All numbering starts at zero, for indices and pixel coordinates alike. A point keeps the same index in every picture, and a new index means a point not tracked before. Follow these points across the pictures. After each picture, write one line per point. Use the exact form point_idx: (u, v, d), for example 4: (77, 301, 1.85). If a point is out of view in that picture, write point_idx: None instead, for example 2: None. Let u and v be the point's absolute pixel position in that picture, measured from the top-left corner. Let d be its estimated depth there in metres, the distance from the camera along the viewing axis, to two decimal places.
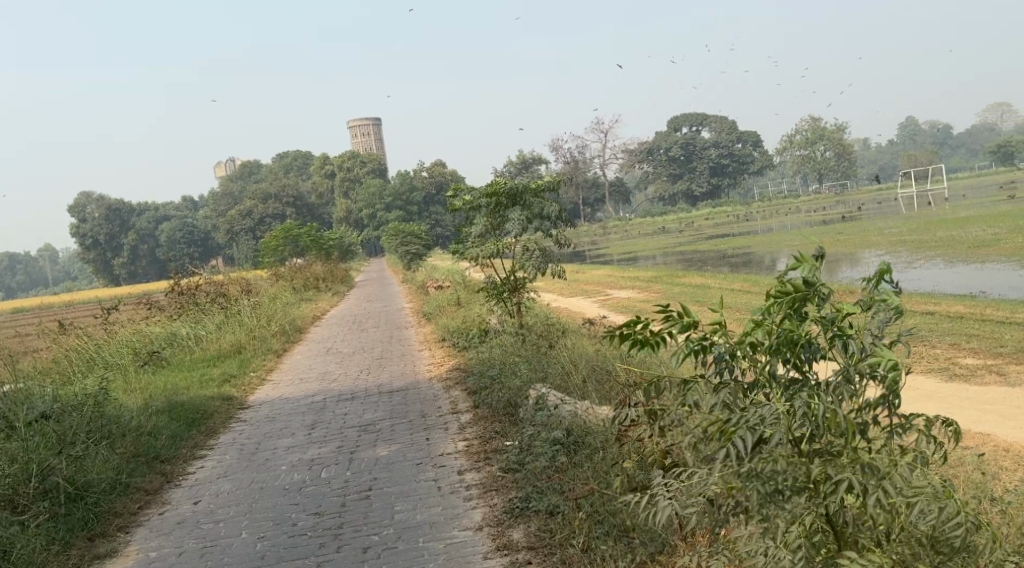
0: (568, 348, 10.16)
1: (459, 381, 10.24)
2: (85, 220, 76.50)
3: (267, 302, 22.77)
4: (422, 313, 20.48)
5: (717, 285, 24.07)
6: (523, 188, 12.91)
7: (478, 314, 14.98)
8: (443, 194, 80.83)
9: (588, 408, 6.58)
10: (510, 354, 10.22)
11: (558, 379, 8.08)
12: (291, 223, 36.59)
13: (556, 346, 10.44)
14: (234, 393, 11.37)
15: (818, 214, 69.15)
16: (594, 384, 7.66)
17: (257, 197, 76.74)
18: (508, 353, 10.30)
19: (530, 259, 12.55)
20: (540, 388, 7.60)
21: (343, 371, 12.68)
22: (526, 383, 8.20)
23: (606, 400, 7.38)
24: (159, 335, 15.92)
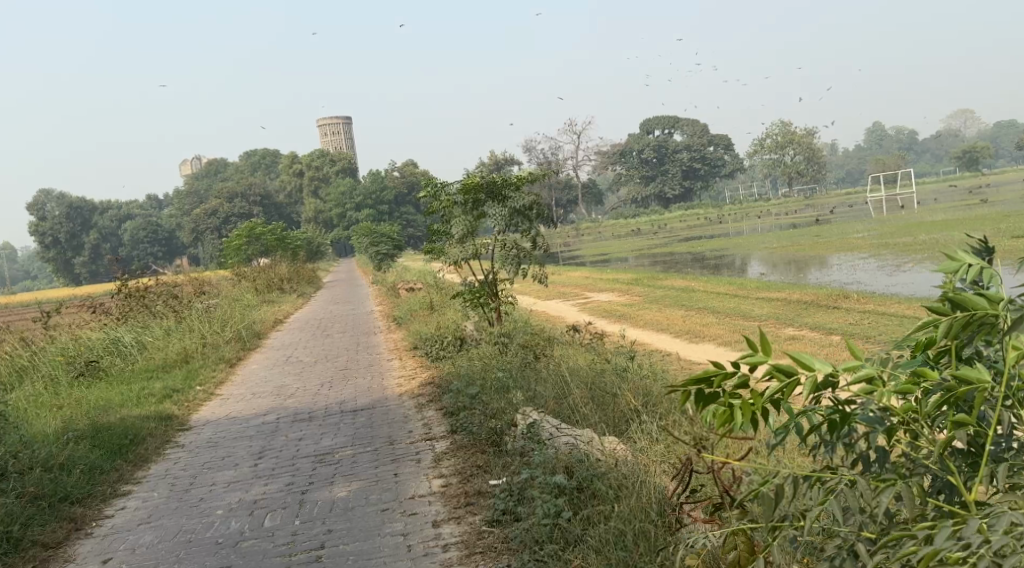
0: (556, 361, 8.97)
1: (433, 399, 9.00)
2: (46, 218, 74.15)
3: (225, 305, 21.36)
4: (391, 317, 19.18)
5: (699, 288, 23.04)
6: (504, 182, 11.60)
7: (452, 320, 13.73)
8: (414, 195, 79.50)
9: (595, 442, 5.32)
10: (491, 368, 9.00)
11: (551, 400, 6.84)
12: (255, 223, 35.07)
13: (542, 360, 9.23)
14: (174, 411, 10.01)
15: (789, 217, 68.88)
16: (595, 407, 6.44)
17: (223, 197, 74.84)
18: (489, 366, 9.07)
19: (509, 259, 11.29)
20: (530, 413, 6.34)
21: (301, 384, 11.37)
22: (512, 405, 6.95)
23: (612, 429, 6.15)
24: (100, 343, 14.50)
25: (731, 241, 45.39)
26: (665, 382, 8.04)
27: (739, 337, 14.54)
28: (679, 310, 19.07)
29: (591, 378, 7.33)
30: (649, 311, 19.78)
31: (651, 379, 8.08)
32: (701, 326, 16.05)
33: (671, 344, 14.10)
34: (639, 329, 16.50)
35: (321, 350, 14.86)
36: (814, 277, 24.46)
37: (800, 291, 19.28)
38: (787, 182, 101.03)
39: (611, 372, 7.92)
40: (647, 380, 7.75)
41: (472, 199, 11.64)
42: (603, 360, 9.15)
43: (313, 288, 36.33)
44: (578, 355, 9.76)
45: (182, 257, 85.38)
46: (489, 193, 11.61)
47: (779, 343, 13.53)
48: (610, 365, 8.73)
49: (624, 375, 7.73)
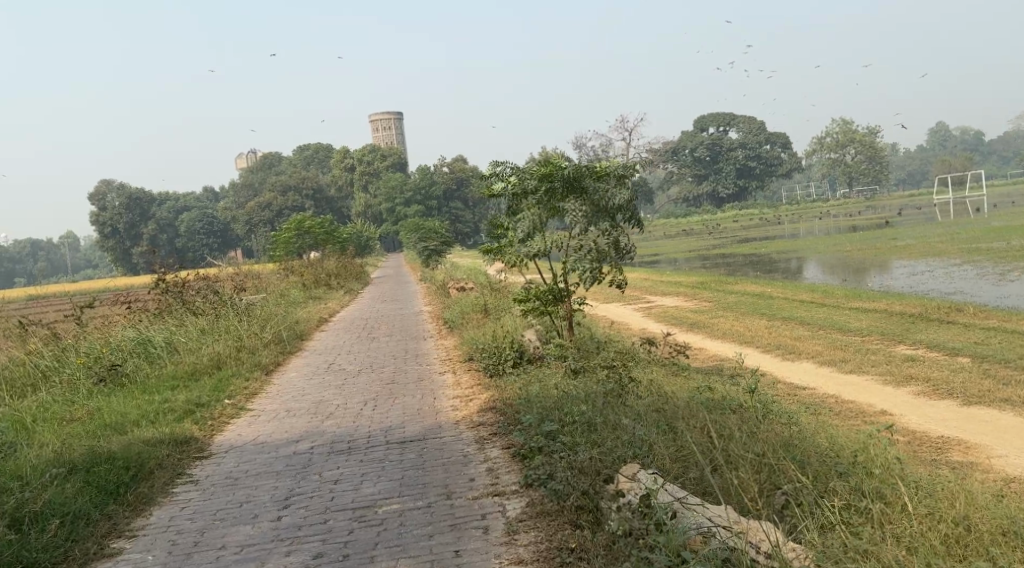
0: (650, 394, 7.31)
1: (497, 433, 7.39)
2: (106, 209, 74.82)
3: (268, 303, 20.03)
4: (443, 319, 17.70)
5: (776, 295, 21.12)
6: (585, 169, 9.69)
7: (513, 327, 12.11)
8: (465, 191, 78.13)
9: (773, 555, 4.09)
10: (570, 397, 7.36)
11: (667, 459, 5.29)
12: (304, 217, 33.76)
13: (631, 390, 7.54)
14: (193, 433, 8.54)
15: (852, 218, 66.01)
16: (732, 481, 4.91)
17: (276, 189, 74.37)
18: (567, 395, 7.43)
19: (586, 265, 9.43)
20: (643, 475, 4.84)
21: (342, 401, 9.87)
22: (612, 460, 5.39)
23: (768, 506, 4.83)
24: (129, 344, 13.19)
25: (796, 243, 43.10)
26: (793, 431, 6.31)
27: (840, 357, 12.71)
28: (760, 320, 17.23)
29: (710, 433, 5.69)
30: (726, 319, 17.96)
31: (774, 427, 6.36)
32: (792, 341, 14.26)
33: (764, 365, 12.32)
34: (720, 341, 14.72)
35: (366, 358, 13.38)
36: (900, 284, 22.36)
37: (896, 305, 17.29)
38: (848, 184, 97.53)
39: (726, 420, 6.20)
40: (774, 432, 6.04)
41: (546, 187, 9.73)
42: (706, 391, 7.44)
43: (361, 285, 35.04)
44: (671, 382, 8.07)
45: (235, 249, 85.24)
46: (566, 182, 9.71)
47: (893, 368, 11.68)
48: (717, 402, 7.01)
49: (744, 426, 6.01)
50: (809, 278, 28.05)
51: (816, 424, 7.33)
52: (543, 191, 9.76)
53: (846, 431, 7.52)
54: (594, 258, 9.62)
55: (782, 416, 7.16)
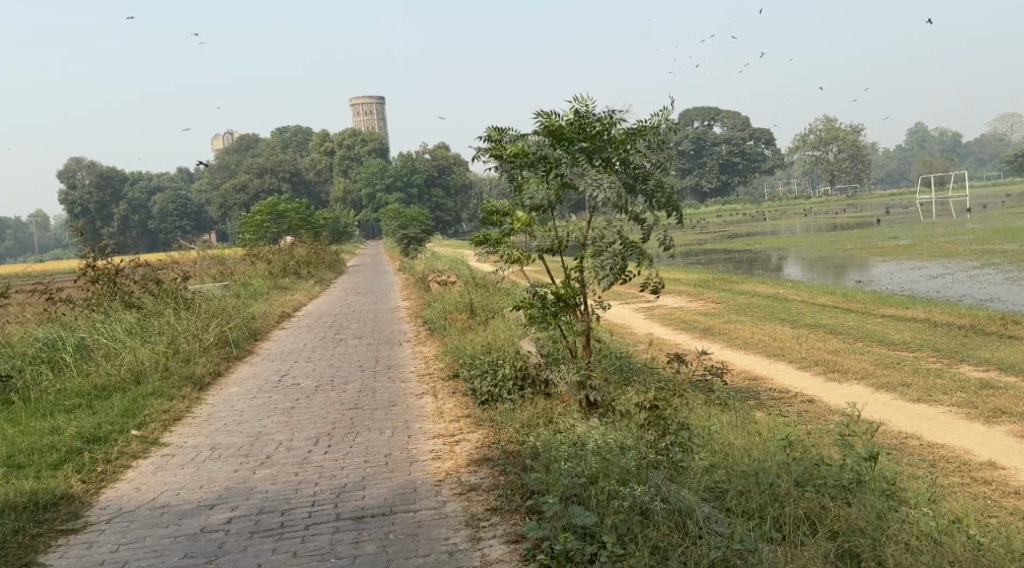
0: (719, 466, 5.10)
1: (493, 500, 5.24)
2: (76, 187, 71.68)
3: (222, 295, 17.60)
4: (420, 318, 15.42)
5: (791, 296, 18.95)
6: (610, 132, 7.23)
7: (511, 337, 9.77)
8: (444, 177, 75.67)
9: None
10: (593, 446, 5.23)
11: None
12: (274, 199, 31.20)
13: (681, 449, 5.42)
14: (70, 485, 6.22)
15: (839, 215, 64.31)
16: None
17: (251, 172, 71.56)
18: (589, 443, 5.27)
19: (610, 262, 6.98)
20: None
21: (285, 433, 7.61)
22: None
23: None
24: (33, 349, 10.78)
25: (787, 241, 41.05)
26: (945, 539, 4.38)
27: (898, 377, 10.56)
28: (782, 325, 15.03)
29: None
30: (742, 321, 15.74)
31: (918, 532, 4.42)
32: (832, 354, 12.10)
33: (811, 390, 10.09)
34: (749, 354, 12.48)
35: (327, 367, 11.02)
36: (923, 286, 20.34)
37: (936, 312, 15.19)
38: (831, 181, 95.87)
39: (847, 539, 4.37)
40: (925, 552, 4.19)
41: (561, 153, 7.21)
42: (786, 456, 5.32)
43: (334, 275, 32.52)
44: (737, 440, 5.89)
45: (209, 233, 82.41)
46: (585, 150, 7.21)
47: (970, 395, 9.56)
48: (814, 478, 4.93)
49: (884, 552, 4.20)
50: (804, 277, 25.96)
51: (953, 513, 5.13)
52: (557, 159, 7.22)
53: (987, 520, 5.33)
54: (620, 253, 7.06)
55: (906, 501, 5.05)
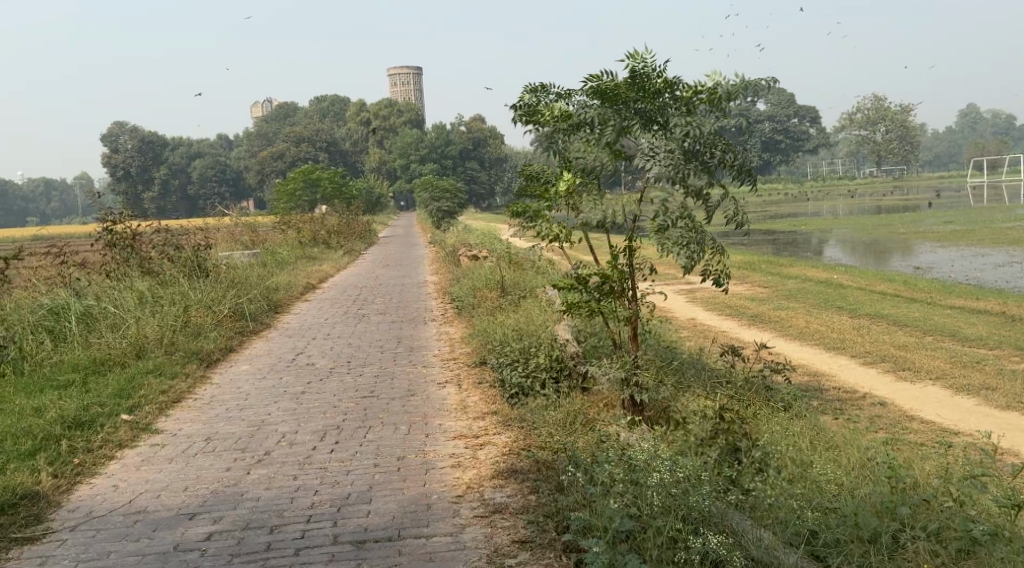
0: (806, 505, 4.21)
1: (522, 525, 4.37)
2: (117, 151, 71.59)
3: (245, 264, 16.80)
4: (450, 296, 14.52)
5: (844, 282, 17.73)
6: (667, 92, 6.17)
7: (547, 322, 8.81)
8: (481, 150, 74.57)
9: None
10: (646, 469, 4.31)
11: None
12: (308, 165, 30.34)
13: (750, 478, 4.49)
14: (36, 481, 5.38)
15: (885, 198, 62.15)
16: None
17: (288, 139, 71.00)
18: (640, 463, 4.34)
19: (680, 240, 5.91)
20: None
21: (289, 425, 6.75)
22: None
23: None
24: (34, 315, 10.01)
25: (833, 222, 39.42)
26: None
27: (979, 379, 9.45)
28: (839, 314, 13.88)
29: None
30: (794, 308, 14.62)
31: None
32: (900, 348, 10.99)
33: (881, 391, 9.01)
34: (806, 346, 11.39)
35: (346, 345, 10.15)
36: (987, 275, 19.02)
37: (1009, 305, 13.97)
38: (878, 162, 93.15)
39: None
40: None
41: (610, 114, 6.11)
42: (882, 488, 4.40)
43: (365, 246, 31.68)
44: (817, 461, 4.96)
45: (246, 199, 82.15)
46: (641, 113, 6.19)
47: None
48: (927, 525, 4.03)
49: None
50: (851, 261, 24.67)
51: None
52: (606, 121, 6.11)
53: None
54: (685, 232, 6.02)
55: None
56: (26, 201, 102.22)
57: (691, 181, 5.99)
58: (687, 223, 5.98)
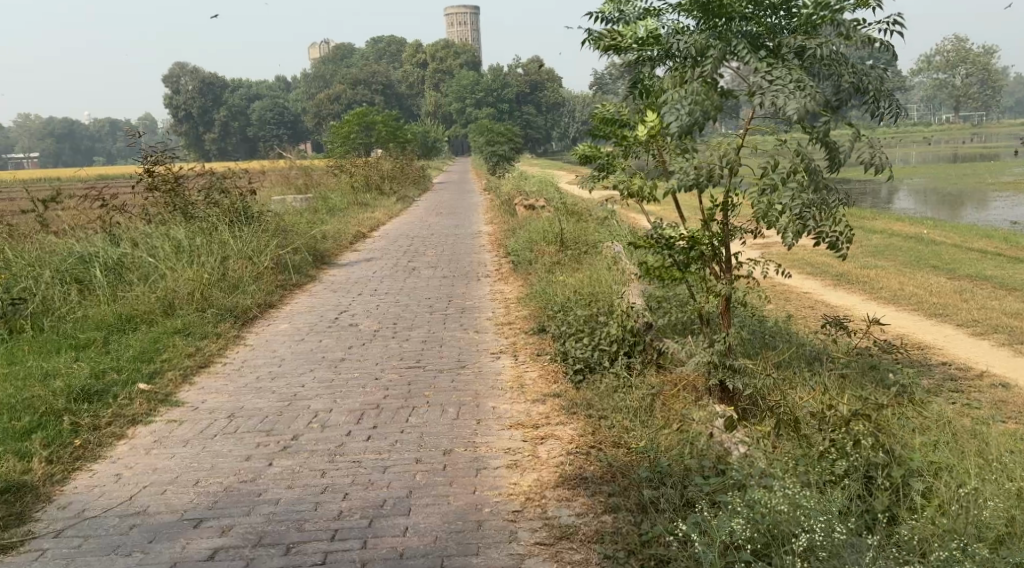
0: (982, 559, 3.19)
1: (596, 561, 3.51)
2: (179, 93, 71.76)
3: (293, 209, 16.02)
4: (507, 247, 13.57)
5: (936, 238, 16.28)
6: (781, 9, 5.02)
7: (616, 285, 7.81)
8: (540, 93, 72.96)
9: None
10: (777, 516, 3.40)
11: None
12: (363, 108, 29.51)
13: (900, 518, 3.59)
14: (28, 469, 4.67)
15: (962, 147, 59.04)
16: None
17: (345, 82, 70.26)
18: (763, 501, 3.42)
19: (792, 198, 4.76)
20: None
21: (322, 401, 5.93)
22: None
23: None
24: (63, 263, 9.35)
25: (911, 168, 37.14)
26: None
27: None
28: (935, 275, 12.54)
29: None
30: (883, 267, 13.36)
31: None
32: (1014, 316, 9.73)
33: (1000, 369, 7.83)
34: (903, 313, 10.16)
35: (393, 304, 9.29)
36: None
37: None
38: (956, 108, 88.61)
39: None
40: None
41: (711, 38, 4.98)
42: None
43: (420, 192, 30.76)
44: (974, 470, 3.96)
45: (304, 142, 82.00)
46: (749, 35, 5.06)
47: None
48: None
49: None
50: (936, 212, 22.98)
51: None
52: (706, 47, 4.99)
53: None
54: (798, 187, 4.77)
55: None
56: (94, 142, 103.95)
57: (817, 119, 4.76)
58: (802, 179, 4.78)
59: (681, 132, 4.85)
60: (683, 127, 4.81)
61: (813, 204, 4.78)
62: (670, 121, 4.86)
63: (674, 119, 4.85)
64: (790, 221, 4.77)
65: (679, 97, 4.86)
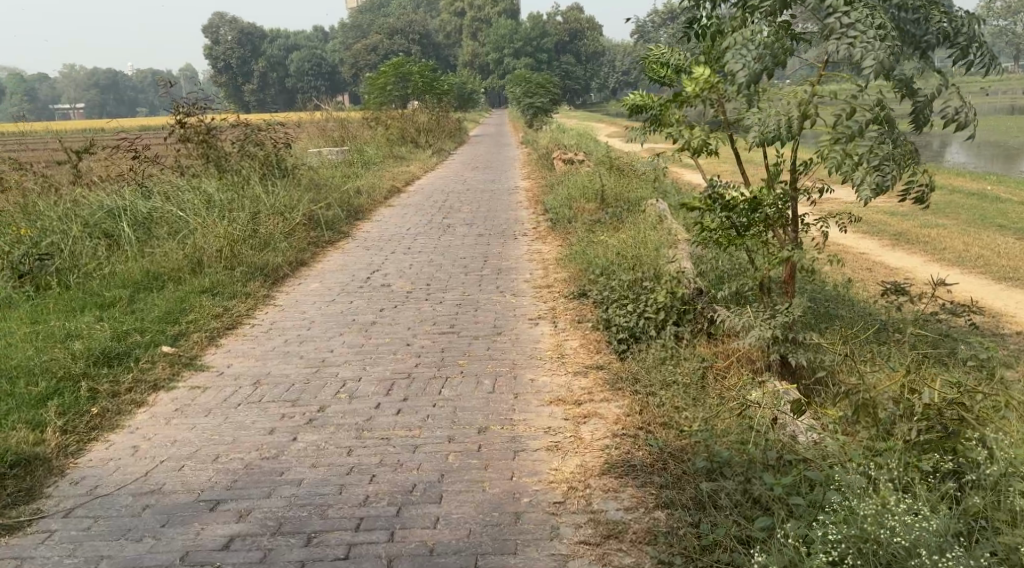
0: None
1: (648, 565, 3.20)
2: (218, 43, 71.59)
3: (327, 163, 15.68)
4: (545, 203, 13.13)
5: (996, 195, 15.52)
6: None
7: (661, 246, 7.38)
8: (579, 43, 71.67)
9: None
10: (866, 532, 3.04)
11: None
12: (400, 59, 29.00)
13: (1008, 522, 3.10)
14: (40, 439, 4.42)
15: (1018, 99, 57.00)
16: None
17: (383, 32, 69.51)
18: (854, 517, 3.08)
19: (868, 155, 4.28)
20: None
21: (351, 369, 5.63)
22: None
23: None
24: (91, 215, 9.09)
25: (966, 119, 35.65)
26: None
27: None
28: (997, 235, 11.89)
29: None
30: (942, 226, 12.73)
31: None
32: None
33: None
34: (966, 277, 9.59)
35: (427, 263, 8.94)
36: None
37: None
38: (1013, 58, 85.40)
39: None
40: None
41: None
42: None
43: (456, 146, 30.23)
44: None
45: (342, 94, 81.61)
46: None
47: None
48: None
49: None
50: (994, 166, 22.03)
51: None
52: None
53: None
54: (878, 139, 4.32)
55: None
56: (135, 94, 104.62)
57: (903, 68, 4.34)
58: (881, 130, 4.31)
59: (749, 83, 4.44)
60: (751, 78, 4.40)
61: (894, 156, 4.29)
62: (737, 71, 4.44)
63: (741, 69, 4.43)
64: (866, 173, 4.28)
65: (748, 45, 4.45)
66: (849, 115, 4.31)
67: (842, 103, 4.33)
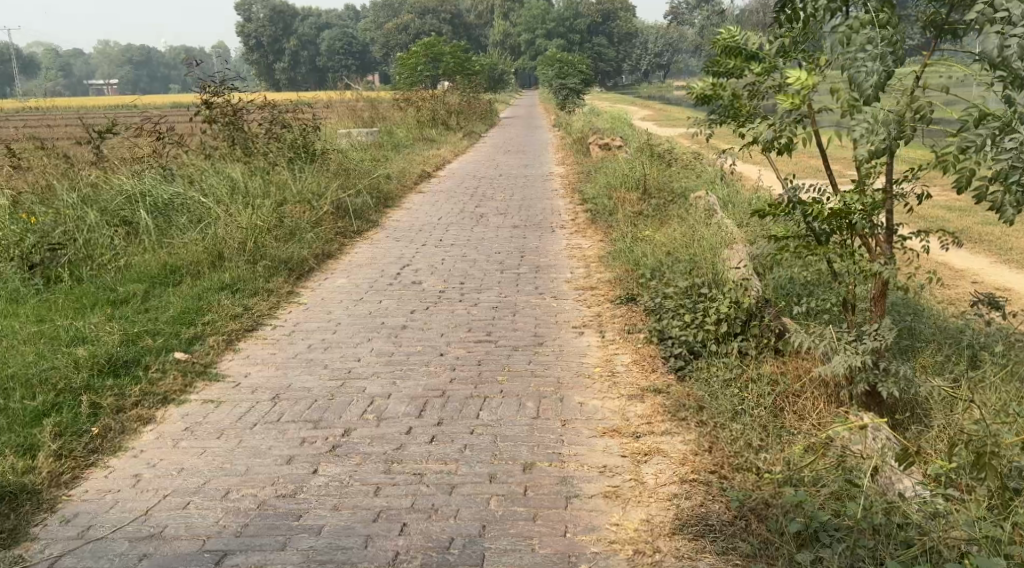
0: None
1: None
2: (250, 21, 71.28)
3: (356, 145, 15.13)
4: (583, 191, 12.54)
5: None
6: None
7: (717, 243, 6.78)
8: (613, 24, 70.54)
9: None
10: None
11: None
12: (431, 38, 28.38)
13: None
14: (30, 468, 3.94)
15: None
16: None
17: (415, 11, 68.80)
18: None
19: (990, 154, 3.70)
20: None
21: (380, 384, 5.08)
22: None
23: None
24: (108, 201, 8.60)
25: None
26: None
27: None
28: None
29: None
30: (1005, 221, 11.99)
31: None
32: None
33: None
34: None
35: (460, 258, 8.39)
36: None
37: None
38: None
39: None
40: None
41: None
42: None
43: (487, 128, 29.62)
44: None
45: (373, 73, 81.10)
46: None
47: None
48: None
49: None
50: None
51: None
52: None
53: None
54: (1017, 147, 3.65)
55: None
56: (167, 71, 104.81)
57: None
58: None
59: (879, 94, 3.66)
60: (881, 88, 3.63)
61: None
62: (862, 81, 3.67)
63: (867, 78, 3.66)
64: (1010, 191, 3.70)
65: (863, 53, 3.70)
66: (978, 121, 3.73)
67: (970, 108, 3.77)
